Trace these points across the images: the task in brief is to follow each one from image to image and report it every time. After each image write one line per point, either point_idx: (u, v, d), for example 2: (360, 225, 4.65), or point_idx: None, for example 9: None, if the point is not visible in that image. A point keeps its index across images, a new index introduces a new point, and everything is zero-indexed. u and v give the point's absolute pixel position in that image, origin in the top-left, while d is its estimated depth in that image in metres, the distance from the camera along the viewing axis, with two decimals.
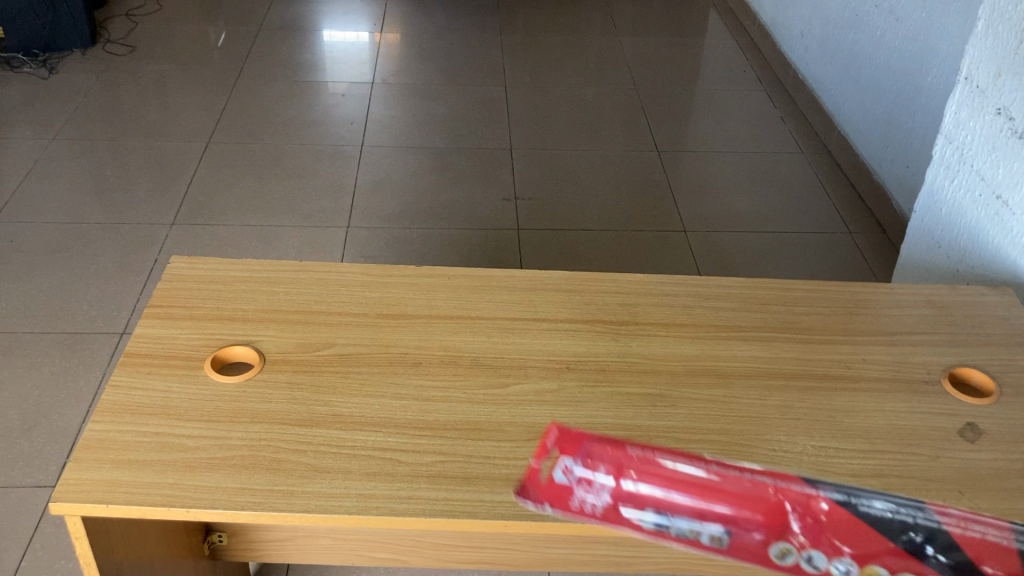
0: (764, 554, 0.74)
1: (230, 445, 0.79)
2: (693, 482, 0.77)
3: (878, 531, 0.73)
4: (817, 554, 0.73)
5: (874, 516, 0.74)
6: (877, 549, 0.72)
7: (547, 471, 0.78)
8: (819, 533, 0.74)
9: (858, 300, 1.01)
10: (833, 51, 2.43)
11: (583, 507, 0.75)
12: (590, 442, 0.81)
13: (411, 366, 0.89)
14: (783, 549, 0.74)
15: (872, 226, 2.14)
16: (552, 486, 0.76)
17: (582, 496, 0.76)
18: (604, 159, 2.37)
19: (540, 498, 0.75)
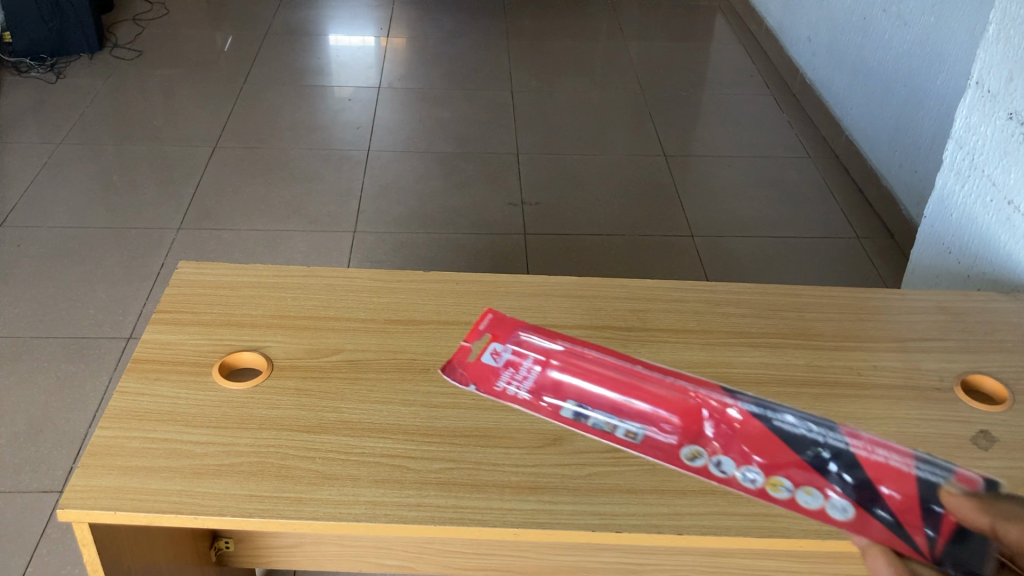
0: (676, 455, 0.81)
1: (238, 452, 0.79)
2: (615, 382, 0.88)
3: (784, 443, 0.83)
4: (725, 461, 0.81)
5: (784, 430, 0.84)
6: (782, 460, 0.82)
7: (481, 356, 0.91)
8: (728, 439, 0.83)
9: (869, 306, 1.01)
10: (841, 56, 2.42)
11: (507, 390, 0.87)
12: (534, 339, 0.93)
13: (420, 373, 0.88)
14: (693, 453, 0.82)
15: (880, 232, 2.13)
16: (480, 366, 0.89)
17: (509, 380, 0.88)
18: (611, 164, 2.37)
19: (467, 378, 0.88)
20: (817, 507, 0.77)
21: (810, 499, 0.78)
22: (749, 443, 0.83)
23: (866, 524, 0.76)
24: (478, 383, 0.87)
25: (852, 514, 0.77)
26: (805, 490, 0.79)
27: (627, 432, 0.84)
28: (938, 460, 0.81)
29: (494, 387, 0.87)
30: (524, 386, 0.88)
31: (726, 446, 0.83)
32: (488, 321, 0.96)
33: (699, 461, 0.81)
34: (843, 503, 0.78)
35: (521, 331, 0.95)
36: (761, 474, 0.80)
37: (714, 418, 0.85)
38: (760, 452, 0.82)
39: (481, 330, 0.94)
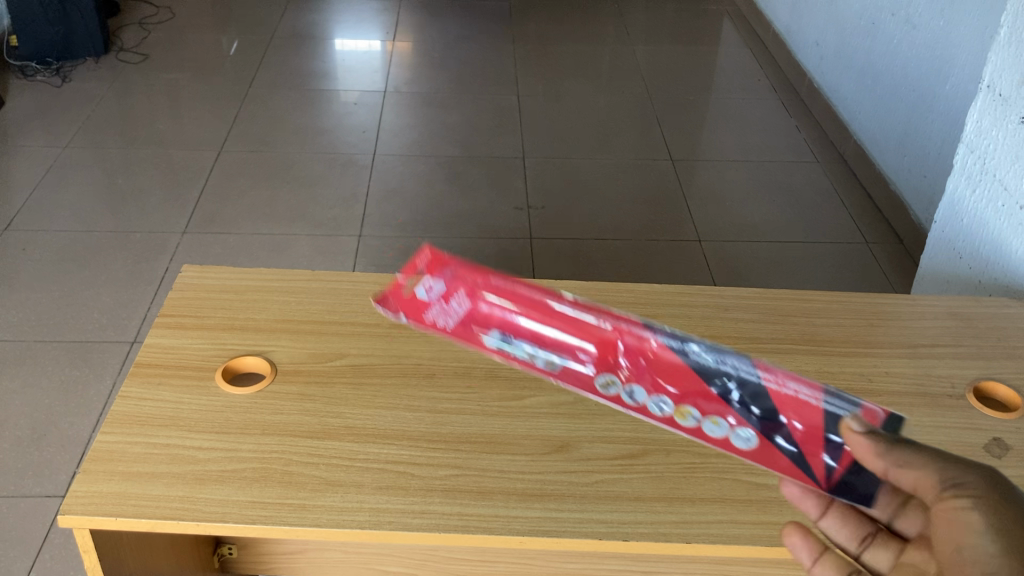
0: (591, 385, 0.83)
1: (241, 458, 0.78)
2: None
3: (692, 369, 0.80)
4: (637, 390, 0.82)
5: (693, 357, 0.80)
6: (691, 386, 0.80)
7: (404, 284, 0.92)
8: (638, 365, 0.82)
9: (880, 311, 0.99)
10: (849, 60, 2.41)
11: (427, 318, 0.89)
12: (451, 255, 0.92)
13: (425, 378, 0.87)
14: (607, 381, 0.83)
15: (889, 237, 2.12)
16: (409, 298, 0.92)
17: (438, 309, 0.91)
18: (617, 168, 2.36)
19: (397, 311, 0.92)
20: (722, 438, 0.78)
21: (714, 428, 0.79)
22: (658, 371, 0.81)
23: (771, 458, 0.76)
24: (406, 315, 0.91)
25: (754, 443, 0.77)
26: (712, 419, 0.79)
27: (545, 360, 0.85)
28: (848, 394, 0.74)
29: (418, 319, 0.90)
30: (441, 313, 0.88)
31: (636, 371, 0.82)
32: (413, 247, 0.95)
33: (612, 391, 0.83)
34: (748, 431, 0.78)
35: (439, 249, 0.93)
36: (670, 401, 0.81)
37: (623, 342, 0.82)
38: (668, 379, 0.81)
39: (404, 256, 0.94)
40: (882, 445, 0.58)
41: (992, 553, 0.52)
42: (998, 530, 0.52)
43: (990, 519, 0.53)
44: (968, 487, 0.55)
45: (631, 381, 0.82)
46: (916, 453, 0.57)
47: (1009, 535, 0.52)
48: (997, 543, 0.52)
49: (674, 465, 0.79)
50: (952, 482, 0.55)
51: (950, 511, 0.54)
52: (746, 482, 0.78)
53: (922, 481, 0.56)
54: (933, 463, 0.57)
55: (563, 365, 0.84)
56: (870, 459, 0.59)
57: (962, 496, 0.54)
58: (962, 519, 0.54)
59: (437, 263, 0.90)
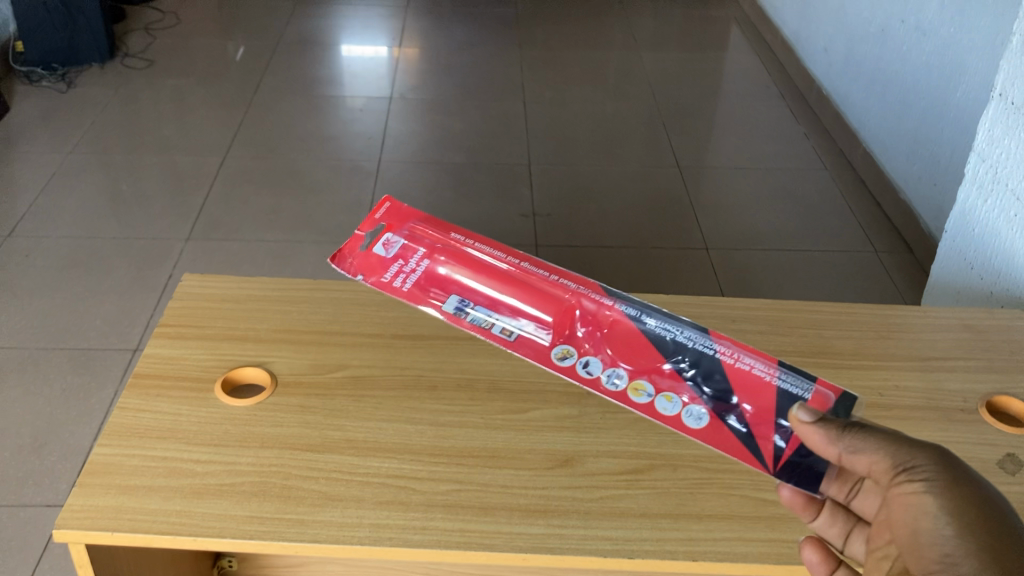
0: (545, 355, 0.87)
1: (239, 472, 0.77)
2: (499, 277, 0.90)
3: (651, 346, 0.85)
4: (592, 361, 0.86)
5: (653, 334, 0.85)
6: (647, 362, 0.84)
7: (377, 248, 0.94)
8: (597, 339, 0.87)
9: (890, 323, 0.98)
10: (858, 67, 2.39)
11: (396, 281, 0.92)
12: (426, 230, 0.95)
13: (427, 390, 0.86)
14: (564, 352, 0.87)
15: (898, 246, 2.10)
16: (367, 261, 0.93)
17: (397, 273, 0.93)
18: (624, 175, 2.35)
19: (356, 270, 0.93)
20: (672, 415, 0.81)
21: (668, 406, 0.82)
22: (618, 346, 0.86)
23: (719, 434, 0.80)
24: (366, 275, 0.93)
25: (704, 422, 0.80)
26: (666, 395, 0.83)
27: (505, 328, 0.89)
28: (801, 373, 0.80)
29: (386, 282, 0.92)
30: (411, 278, 0.92)
31: (597, 343, 0.86)
32: (390, 214, 0.98)
33: (567, 361, 0.86)
34: (699, 409, 0.81)
35: (417, 220, 0.96)
36: (625, 373, 0.85)
37: (586, 319, 0.87)
38: (626, 355, 0.85)
39: (378, 220, 0.97)
40: (838, 432, 0.60)
41: (946, 533, 0.51)
42: (950, 508, 0.52)
43: (941, 498, 0.53)
44: (921, 468, 0.55)
45: (588, 353, 0.86)
46: (869, 437, 0.58)
47: (962, 513, 0.52)
48: (951, 522, 0.52)
49: (679, 480, 0.78)
50: (905, 464, 0.56)
51: (903, 493, 0.55)
52: (753, 498, 0.77)
53: (876, 466, 0.57)
54: (886, 446, 0.57)
55: (523, 335, 0.88)
56: (828, 449, 0.60)
57: (914, 478, 0.55)
58: (915, 499, 0.54)
59: (417, 238, 0.94)
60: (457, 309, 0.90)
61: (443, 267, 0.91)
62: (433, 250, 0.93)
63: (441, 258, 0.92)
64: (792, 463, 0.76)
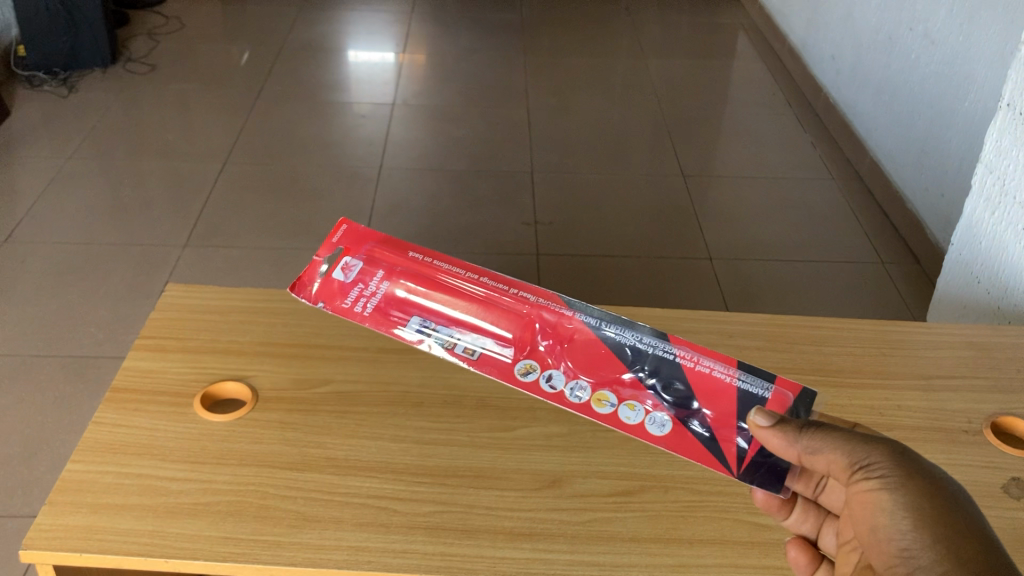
0: (510, 372, 0.82)
1: (215, 490, 0.74)
2: (459, 293, 0.85)
3: (613, 357, 0.81)
4: (556, 375, 0.81)
5: (612, 343, 0.81)
6: (609, 373, 0.80)
7: (333, 272, 0.87)
8: (561, 351, 0.82)
9: (892, 339, 0.95)
10: (866, 76, 2.37)
11: (356, 307, 0.86)
12: (381, 248, 0.89)
13: (412, 407, 0.83)
14: (528, 366, 0.82)
15: (905, 257, 2.07)
16: (327, 288, 0.87)
17: (357, 298, 0.86)
18: (628, 183, 2.32)
19: (316, 297, 0.86)
20: (636, 425, 0.78)
21: (632, 415, 0.78)
22: (580, 358, 0.81)
23: (687, 445, 0.77)
24: (326, 302, 0.86)
25: (668, 430, 0.77)
26: (629, 404, 0.79)
27: (469, 346, 0.84)
28: (760, 372, 0.78)
29: (347, 308, 0.86)
30: (371, 302, 0.86)
31: (559, 355, 0.82)
32: (343, 233, 0.90)
33: (531, 377, 0.81)
34: (662, 417, 0.78)
35: (372, 240, 0.90)
36: (588, 386, 0.80)
37: (547, 331, 0.83)
38: (589, 368, 0.81)
39: (334, 243, 0.90)
40: (794, 433, 0.61)
41: (904, 529, 0.54)
42: (905, 504, 0.54)
43: (897, 495, 0.55)
44: (875, 465, 0.56)
45: (552, 366, 0.82)
46: (824, 436, 0.59)
47: (918, 507, 0.54)
48: (908, 518, 0.54)
49: (671, 503, 0.75)
50: (860, 463, 0.57)
51: (863, 493, 0.56)
52: (747, 522, 0.74)
53: (834, 464, 0.59)
54: (840, 445, 0.58)
55: (486, 352, 0.83)
56: (789, 448, 0.62)
57: (871, 477, 0.56)
58: (873, 498, 0.56)
59: (373, 257, 0.88)
60: (418, 329, 0.85)
61: (403, 288, 0.86)
62: (391, 272, 0.87)
63: (400, 278, 0.86)
64: (754, 464, 0.74)
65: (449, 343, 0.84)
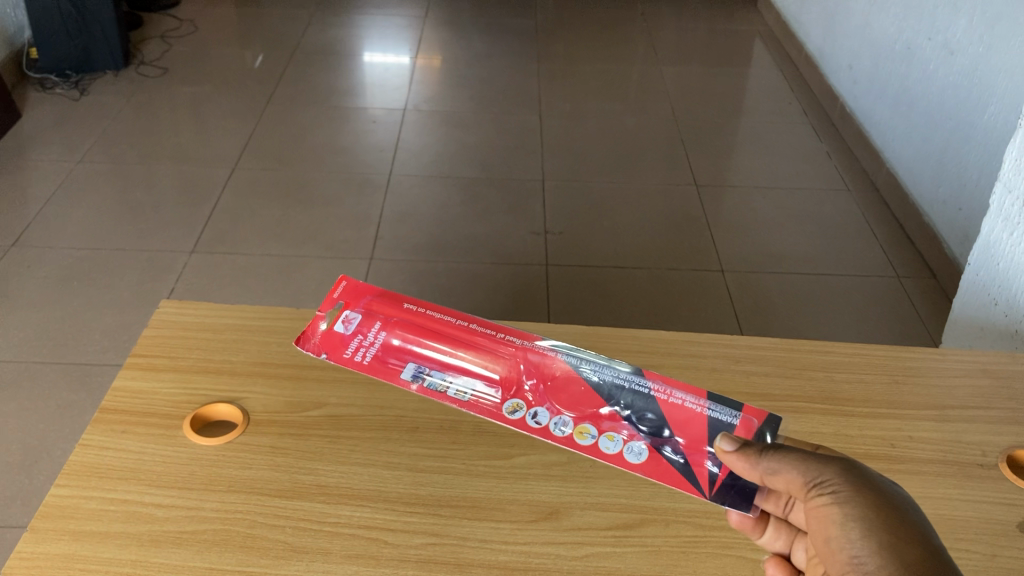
0: (497, 412, 0.82)
1: (201, 518, 0.72)
2: (452, 339, 0.87)
3: (592, 393, 0.82)
4: (541, 411, 0.82)
5: (590, 379, 0.83)
6: (589, 407, 0.81)
7: (333, 324, 0.89)
8: (545, 389, 0.83)
9: (905, 367, 0.92)
10: (883, 86, 2.33)
11: (356, 356, 0.87)
12: (378, 301, 0.90)
13: (407, 432, 0.81)
14: (514, 404, 0.82)
15: (921, 271, 2.03)
16: (329, 339, 0.88)
17: (357, 349, 0.88)
18: (640, 193, 2.29)
19: (317, 349, 0.88)
20: (615, 454, 0.78)
21: (610, 445, 0.79)
22: (563, 396, 0.82)
23: (667, 474, 0.77)
24: (329, 353, 0.88)
25: (645, 458, 0.78)
26: (608, 435, 0.80)
27: (460, 389, 0.84)
28: (729, 402, 0.80)
29: (348, 358, 0.87)
30: (370, 351, 0.88)
31: (543, 394, 0.83)
32: (342, 288, 0.92)
33: (518, 415, 0.82)
34: (639, 445, 0.79)
35: (370, 293, 0.91)
36: (570, 419, 0.81)
37: (531, 371, 0.84)
38: (570, 403, 0.82)
39: (333, 297, 0.91)
40: (755, 456, 0.61)
41: (855, 538, 0.54)
42: (857, 516, 0.55)
43: (849, 508, 0.55)
44: (829, 481, 0.57)
45: (537, 403, 0.82)
46: (782, 457, 0.59)
47: (870, 519, 0.54)
48: (860, 529, 0.54)
49: (672, 537, 0.73)
50: (816, 480, 0.57)
51: (819, 508, 0.57)
52: (750, 559, 0.71)
53: (792, 484, 0.59)
54: (797, 465, 0.59)
55: (475, 392, 0.84)
56: (750, 471, 0.62)
57: (825, 492, 0.57)
58: (828, 512, 0.56)
59: (370, 309, 0.90)
60: (413, 375, 0.85)
61: (398, 338, 0.87)
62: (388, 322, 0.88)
63: (396, 328, 0.88)
64: (727, 485, 0.75)
65: (443, 387, 0.85)
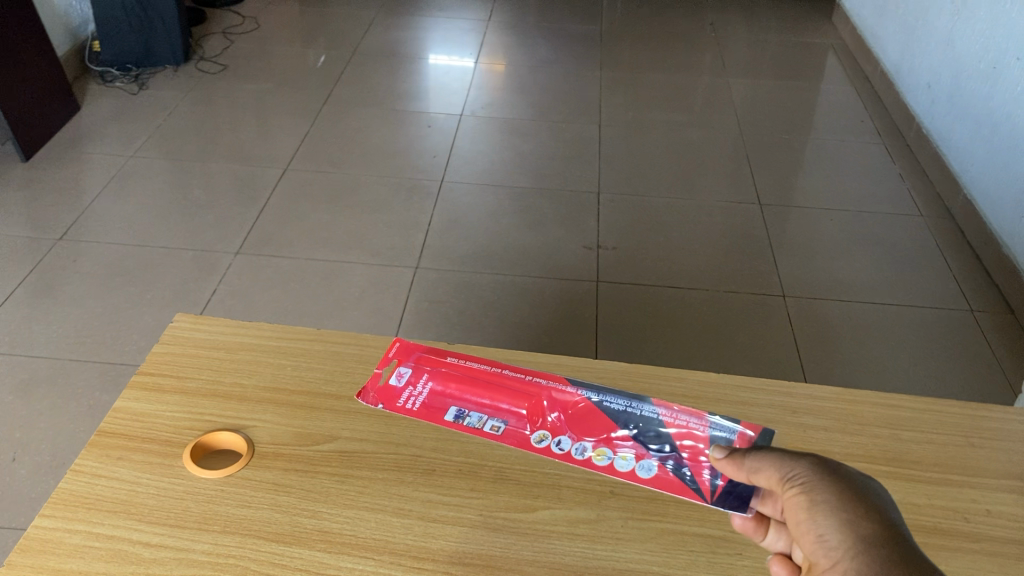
0: (525, 440, 0.78)
1: (191, 561, 0.66)
2: (483, 380, 0.83)
3: (608, 420, 0.80)
4: (564, 440, 0.79)
5: (608, 408, 0.81)
6: (603, 432, 0.79)
7: (387, 378, 0.84)
8: (567, 419, 0.80)
9: (986, 428, 0.82)
10: (964, 108, 2.21)
11: (408, 405, 0.81)
12: (427, 356, 0.87)
13: (422, 475, 0.74)
14: (540, 434, 0.79)
15: (998, 305, 1.90)
16: (386, 391, 0.82)
17: (408, 398, 0.82)
18: (700, 210, 2.19)
19: (374, 400, 0.81)
20: (628, 471, 0.76)
21: (623, 463, 0.77)
22: (585, 426, 0.80)
23: (672, 482, 0.75)
24: (385, 404, 0.81)
25: (655, 472, 0.76)
26: (621, 455, 0.77)
27: (493, 423, 0.80)
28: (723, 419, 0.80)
29: (399, 407, 0.81)
30: (418, 399, 0.82)
31: (566, 426, 0.80)
32: (394, 348, 0.87)
33: (543, 443, 0.78)
34: (649, 462, 0.77)
35: (419, 350, 0.87)
36: (589, 443, 0.78)
37: (554, 403, 0.81)
38: (589, 430, 0.80)
39: (387, 355, 0.86)
40: (738, 457, 0.60)
41: (821, 519, 0.53)
42: (820, 499, 0.54)
43: (816, 494, 0.54)
44: (798, 473, 0.56)
45: (560, 431, 0.79)
46: (762, 456, 0.59)
47: (836, 501, 0.53)
48: (826, 510, 0.53)
49: None
50: (788, 473, 0.57)
51: (791, 499, 0.56)
52: None
53: (769, 479, 0.58)
54: (773, 461, 0.58)
55: (504, 423, 0.80)
56: (737, 474, 0.61)
57: (794, 483, 0.56)
58: (796, 501, 0.55)
59: (419, 363, 0.86)
60: (454, 416, 0.80)
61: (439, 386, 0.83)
62: (432, 373, 0.84)
63: (441, 378, 0.84)
64: (727, 492, 0.74)
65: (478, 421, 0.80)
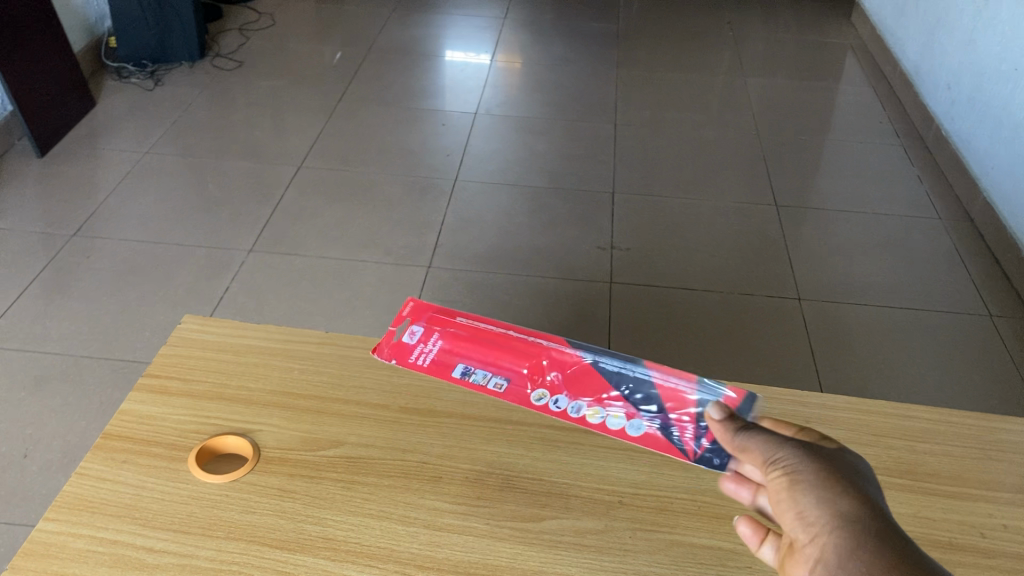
0: (524, 397, 0.82)
1: (194, 568, 0.65)
2: (488, 339, 0.86)
3: (603, 377, 0.82)
4: (562, 398, 0.82)
5: (603, 367, 0.83)
6: (597, 391, 0.82)
7: (401, 335, 0.88)
8: (564, 378, 0.83)
9: (1001, 441, 0.82)
10: (984, 110, 2.18)
11: (421, 362, 0.85)
12: (439, 315, 0.89)
13: (429, 482, 0.73)
14: (539, 392, 0.82)
15: (1018, 310, 1.88)
16: (400, 348, 0.87)
17: (422, 355, 0.86)
18: (716, 211, 2.18)
19: (390, 356, 0.86)
20: (617, 429, 0.79)
21: (615, 421, 0.80)
22: (582, 385, 0.83)
23: (657, 440, 0.78)
24: (399, 360, 0.86)
25: (644, 431, 0.79)
26: (612, 412, 0.80)
27: (496, 381, 0.83)
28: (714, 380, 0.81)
29: (413, 364, 0.85)
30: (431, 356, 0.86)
31: (563, 384, 0.83)
32: (410, 306, 0.90)
33: (541, 401, 0.82)
34: (639, 421, 0.80)
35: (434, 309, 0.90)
36: (584, 402, 0.81)
37: (552, 362, 0.84)
38: (584, 389, 0.82)
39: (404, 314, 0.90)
40: (726, 436, 0.59)
41: (804, 499, 0.51)
42: (803, 480, 0.52)
43: (800, 476, 0.53)
44: (783, 454, 0.55)
45: (558, 390, 0.82)
46: (748, 435, 0.57)
47: (819, 481, 0.52)
48: (809, 490, 0.52)
49: None
50: (772, 454, 0.55)
51: (774, 480, 0.54)
52: None
53: (754, 460, 0.56)
54: (758, 441, 0.57)
55: (505, 380, 0.83)
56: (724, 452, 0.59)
57: (778, 463, 0.54)
58: (779, 482, 0.54)
59: (431, 322, 0.89)
60: (461, 373, 0.84)
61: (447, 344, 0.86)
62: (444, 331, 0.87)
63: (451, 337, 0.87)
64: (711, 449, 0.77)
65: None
